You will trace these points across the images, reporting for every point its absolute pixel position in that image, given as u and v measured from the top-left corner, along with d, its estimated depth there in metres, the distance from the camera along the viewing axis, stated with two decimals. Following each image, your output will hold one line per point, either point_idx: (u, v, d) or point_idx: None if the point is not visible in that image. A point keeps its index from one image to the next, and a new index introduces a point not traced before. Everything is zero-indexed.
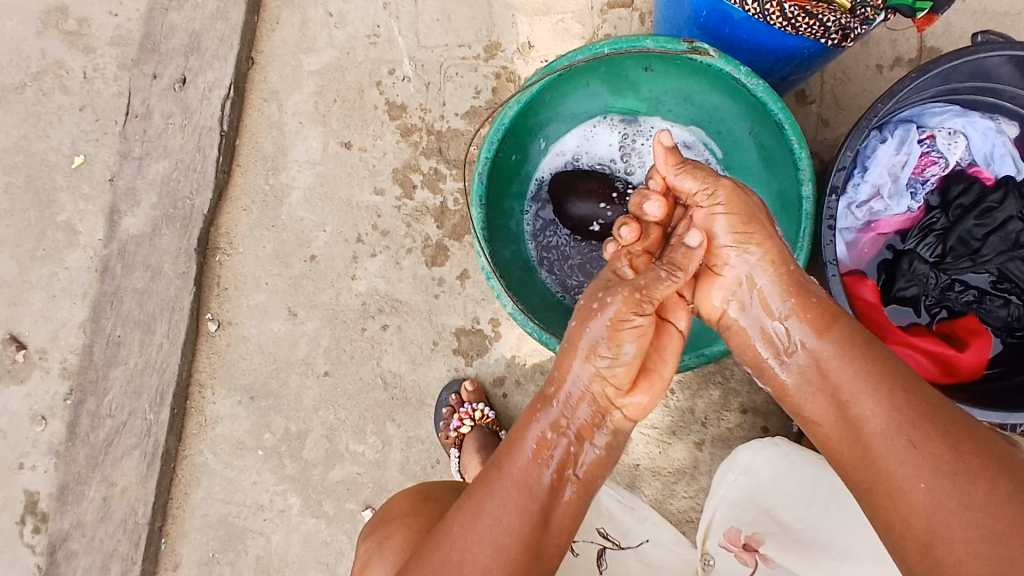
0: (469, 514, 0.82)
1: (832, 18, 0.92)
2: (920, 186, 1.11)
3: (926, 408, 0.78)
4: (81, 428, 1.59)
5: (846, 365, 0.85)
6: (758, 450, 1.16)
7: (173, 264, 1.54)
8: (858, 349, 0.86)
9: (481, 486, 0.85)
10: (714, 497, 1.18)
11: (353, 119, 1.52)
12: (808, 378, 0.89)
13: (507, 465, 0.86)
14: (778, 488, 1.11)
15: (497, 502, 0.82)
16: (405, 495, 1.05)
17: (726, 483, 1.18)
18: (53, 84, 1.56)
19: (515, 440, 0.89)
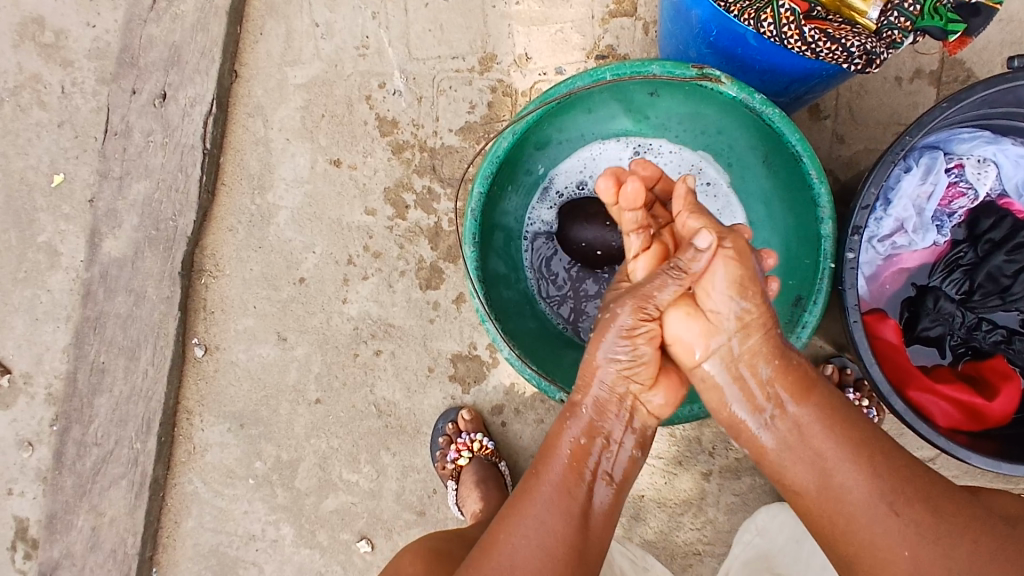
0: (513, 530, 0.84)
1: (855, 43, 0.85)
2: (947, 219, 1.06)
3: (903, 474, 0.81)
4: (67, 456, 1.51)
5: (828, 433, 0.84)
6: (775, 511, 1.19)
7: (156, 288, 1.47)
8: (839, 416, 0.84)
9: (521, 500, 0.87)
10: (732, 555, 1.22)
11: (342, 135, 1.45)
12: (790, 444, 0.85)
13: (544, 474, 0.88)
14: (792, 553, 1.13)
15: (540, 518, 0.84)
16: (414, 560, 1.00)
17: (743, 542, 1.21)
18: (31, 100, 1.49)
19: (547, 450, 0.90)
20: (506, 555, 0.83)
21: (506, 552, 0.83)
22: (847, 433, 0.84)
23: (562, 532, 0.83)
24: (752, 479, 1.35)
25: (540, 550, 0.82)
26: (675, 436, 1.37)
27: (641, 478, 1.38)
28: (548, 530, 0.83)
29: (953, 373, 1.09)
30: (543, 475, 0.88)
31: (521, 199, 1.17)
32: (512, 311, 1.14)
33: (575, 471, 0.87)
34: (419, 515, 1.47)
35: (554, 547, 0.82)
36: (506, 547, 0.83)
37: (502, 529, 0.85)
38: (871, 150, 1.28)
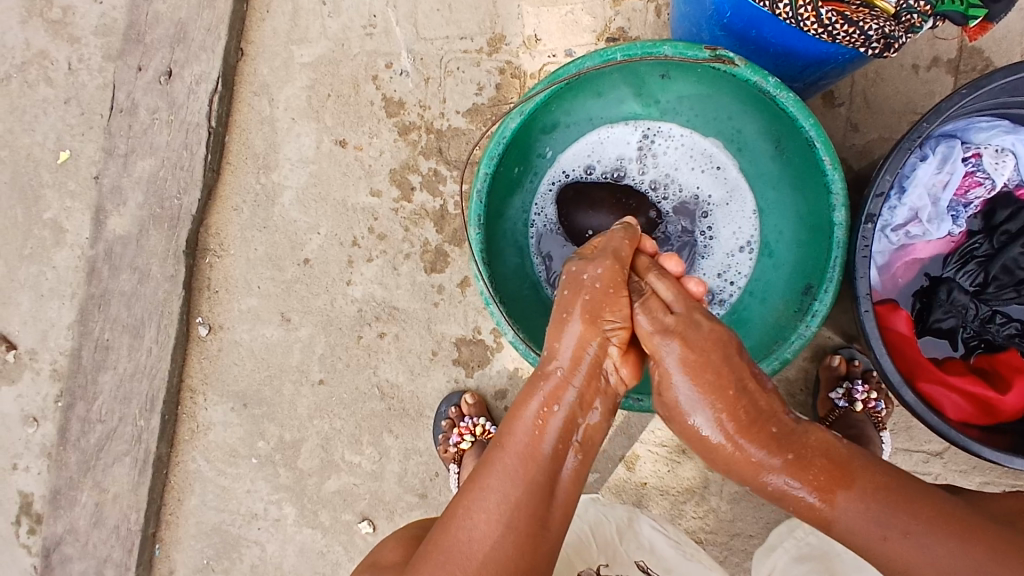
0: (476, 491, 0.82)
1: (874, 26, 0.83)
2: (963, 210, 1.05)
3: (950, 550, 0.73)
4: (71, 432, 1.51)
5: (864, 522, 0.76)
6: None
7: (161, 266, 1.47)
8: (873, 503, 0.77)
9: (488, 462, 0.84)
10: (782, 549, 1.14)
11: (348, 115, 1.43)
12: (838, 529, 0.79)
13: (509, 438, 0.84)
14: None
15: (500, 484, 0.82)
16: (394, 547, 1.02)
17: (800, 539, 1.13)
18: (38, 76, 1.48)
19: (519, 405, 0.86)
20: (466, 521, 0.81)
21: (467, 515, 0.81)
22: (888, 550, 0.75)
23: (519, 500, 0.80)
24: None
25: (501, 528, 0.79)
26: None
27: (644, 465, 1.37)
28: (510, 502, 0.80)
29: (966, 366, 1.08)
30: (507, 437, 0.85)
31: (528, 182, 1.16)
32: (515, 295, 1.14)
33: (538, 436, 0.83)
34: (421, 498, 1.47)
35: (510, 515, 0.80)
36: (468, 511, 0.81)
37: (468, 490, 0.83)
38: (885, 139, 1.26)
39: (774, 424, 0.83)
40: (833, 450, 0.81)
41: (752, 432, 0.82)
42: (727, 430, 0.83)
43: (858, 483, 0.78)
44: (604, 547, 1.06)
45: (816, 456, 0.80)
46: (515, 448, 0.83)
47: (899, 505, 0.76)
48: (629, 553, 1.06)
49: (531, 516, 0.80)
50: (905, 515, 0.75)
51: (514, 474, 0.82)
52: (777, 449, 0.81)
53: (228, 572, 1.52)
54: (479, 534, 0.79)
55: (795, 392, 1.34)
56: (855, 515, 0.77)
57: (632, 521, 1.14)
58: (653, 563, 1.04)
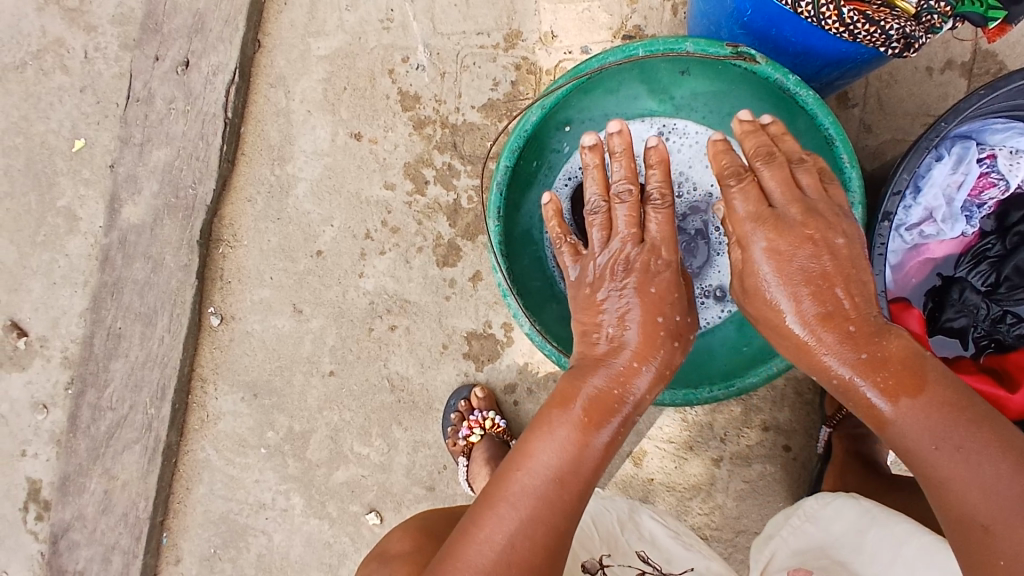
0: (506, 492, 0.78)
1: (895, 25, 0.84)
2: (976, 211, 1.06)
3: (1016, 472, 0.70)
4: (81, 419, 1.52)
5: (927, 427, 0.74)
6: (830, 499, 1.07)
7: (175, 256, 1.48)
8: (941, 410, 0.75)
9: (522, 456, 0.81)
10: (774, 540, 1.07)
11: (363, 108, 1.44)
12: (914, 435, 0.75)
13: (548, 430, 0.81)
14: (853, 543, 0.99)
15: (532, 486, 0.78)
16: (402, 536, 1.03)
17: (790, 528, 1.07)
18: (54, 64, 1.49)
19: (563, 395, 0.85)
20: (490, 521, 0.77)
21: (495, 516, 0.77)
22: (936, 463, 0.73)
23: (554, 499, 0.78)
24: (764, 467, 1.36)
25: (537, 511, 0.76)
26: (687, 421, 1.37)
27: (652, 461, 1.38)
28: (546, 488, 0.78)
29: (976, 365, 1.09)
30: (547, 432, 0.81)
31: (542, 178, 1.16)
32: (531, 290, 1.15)
33: (586, 430, 0.81)
34: (429, 491, 1.47)
35: (542, 515, 0.77)
36: (497, 510, 0.77)
37: (497, 486, 0.80)
38: (898, 140, 1.27)
39: (854, 322, 0.81)
40: (913, 358, 0.78)
41: (829, 331, 0.81)
42: (809, 332, 0.83)
43: (927, 393, 0.76)
44: (604, 538, 1.03)
45: (893, 360, 0.78)
46: (561, 433, 0.81)
47: (961, 423, 0.73)
48: (630, 545, 1.03)
49: (562, 520, 0.78)
50: (964, 433, 0.73)
51: (556, 460, 0.79)
52: (853, 347, 0.80)
53: (235, 561, 1.53)
54: (500, 539, 0.75)
55: (804, 391, 1.35)
56: (912, 424, 0.76)
57: (632, 512, 1.10)
58: (656, 555, 1.02)
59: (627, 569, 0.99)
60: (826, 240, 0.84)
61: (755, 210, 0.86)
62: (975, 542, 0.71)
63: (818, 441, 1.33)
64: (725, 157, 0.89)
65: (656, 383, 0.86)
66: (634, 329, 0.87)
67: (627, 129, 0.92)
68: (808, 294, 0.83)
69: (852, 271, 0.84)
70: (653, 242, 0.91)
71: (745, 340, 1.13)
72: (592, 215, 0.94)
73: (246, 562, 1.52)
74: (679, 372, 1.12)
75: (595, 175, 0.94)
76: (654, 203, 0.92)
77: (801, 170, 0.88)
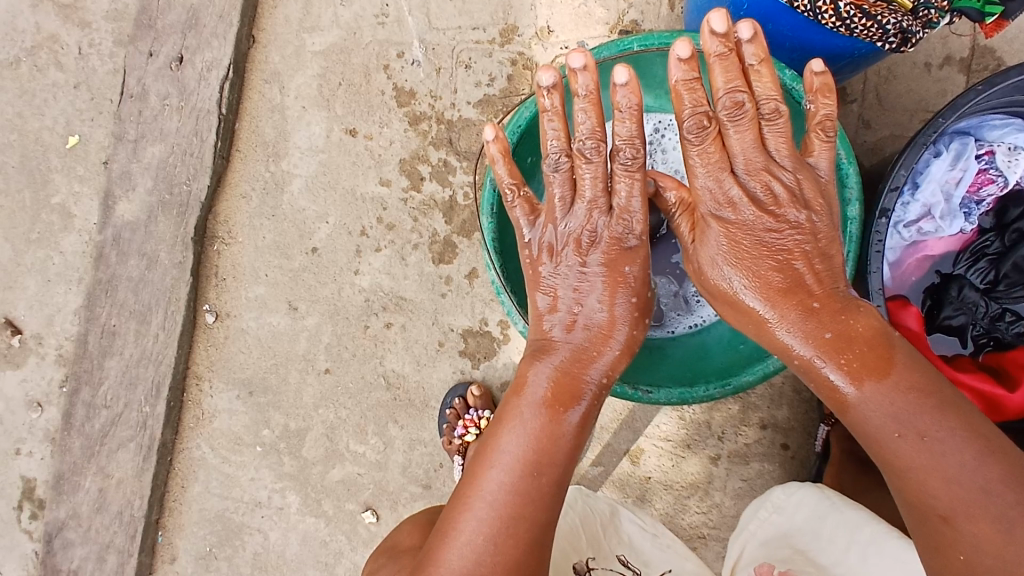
0: (478, 488, 0.78)
1: (892, 20, 0.83)
2: (975, 207, 1.06)
3: (971, 449, 0.70)
4: (76, 417, 1.51)
5: (883, 407, 0.74)
6: (794, 489, 1.02)
7: (169, 253, 1.47)
8: (898, 387, 0.74)
9: (490, 450, 0.80)
10: (744, 533, 1.05)
11: (359, 105, 1.43)
12: (872, 417, 0.75)
13: (513, 420, 0.81)
14: (815, 532, 0.98)
15: (503, 478, 0.77)
16: (412, 530, 1.03)
17: (758, 520, 1.04)
18: (48, 60, 1.48)
19: (523, 381, 0.85)
20: (466, 521, 0.76)
21: (470, 515, 0.76)
22: (898, 450, 0.73)
23: (530, 488, 0.77)
24: (761, 465, 1.35)
25: (510, 495, 0.76)
26: (684, 420, 1.37)
27: (648, 460, 1.38)
28: (513, 472, 0.78)
29: (975, 363, 1.08)
30: (514, 422, 0.81)
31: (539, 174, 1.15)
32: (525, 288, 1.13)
33: (554, 412, 0.81)
34: (425, 489, 1.47)
35: (518, 506, 0.76)
36: (472, 507, 0.77)
37: (469, 484, 0.79)
38: (896, 136, 1.26)
39: (815, 297, 0.83)
40: (880, 338, 0.78)
41: (792, 308, 0.83)
42: (771, 307, 0.84)
43: (894, 375, 0.75)
44: (589, 539, 1.02)
45: (860, 340, 0.78)
46: (525, 416, 0.81)
47: (927, 408, 0.72)
48: (610, 547, 1.03)
49: (541, 508, 0.77)
50: (930, 419, 0.72)
51: (523, 442, 0.79)
52: (819, 326, 0.81)
53: (230, 560, 1.52)
54: (482, 539, 0.74)
55: (801, 389, 1.34)
56: (875, 408, 0.75)
57: (612, 514, 1.07)
58: (633, 557, 1.03)
59: (610, 573, 1.00)
60: (786, 215, 0.85)
61: (712, 175, 0.86)
62: (934, 529, 0.71)
63: (816, 439, 1.32)
64: (688, 101, 0.85)
65: (621, 359, 0.88)
66: (597, 306, 0.89)
67: (593, 66, 0.85)
68: (767, 269, 0.85)
69: (813, 246, 0.85)
70: (623, 206, 0.89)
71: (742, 338, 1.11)
72: (553, 172, 0.90)
73: (242, 561, 1.52)
74: (677, 370, 1.12)
75: (556, 123, 0.88)
76: (624, 167, 0.88)
77: (773, 124, 0.85)
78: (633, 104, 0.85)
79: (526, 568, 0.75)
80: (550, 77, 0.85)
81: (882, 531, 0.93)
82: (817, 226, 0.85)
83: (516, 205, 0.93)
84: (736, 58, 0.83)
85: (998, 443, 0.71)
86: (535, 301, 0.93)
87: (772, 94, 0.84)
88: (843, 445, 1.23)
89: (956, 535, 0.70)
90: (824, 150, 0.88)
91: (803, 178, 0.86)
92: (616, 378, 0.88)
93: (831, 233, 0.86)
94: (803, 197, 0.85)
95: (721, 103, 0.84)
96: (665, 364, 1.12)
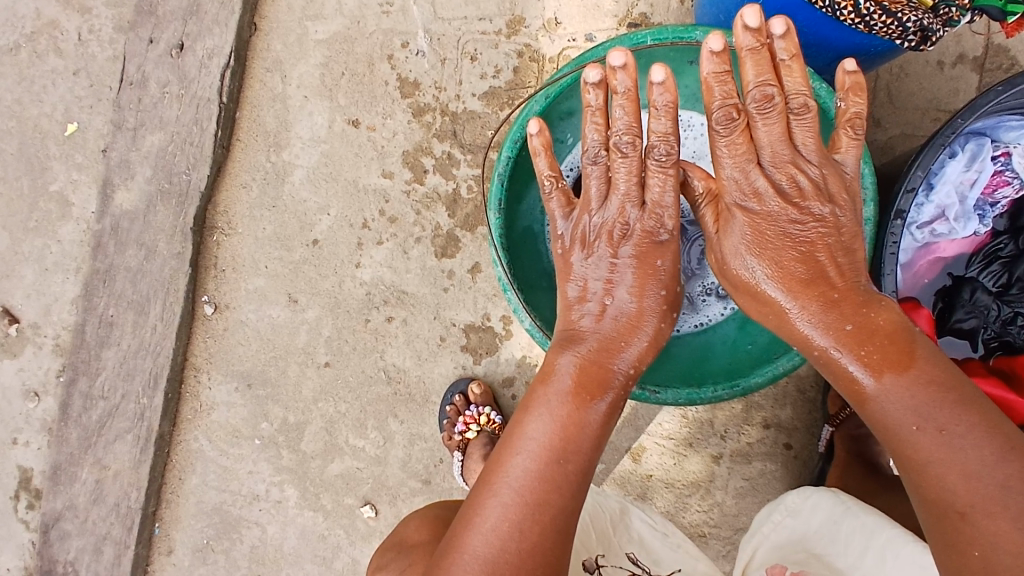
0: (503, 475, 0.75)
1: (913, 17, 0.82)
2: (989, 209, 1.05)
3: (993, 445, 0.68)
4: (73, 408, 1.50)
5: (905, 401, 0.73)
6: (810, 493, 1.03)
7: (168, 243, 1.45)
8: (918, 382, 0.73)
9: (514, 437, 0.79)
10: (756, 536, 1.05)
11: (362, 95, 1.41)
12: (895, 412, 0.73)
13: (538, 407, 0.80)
14: (829, 536, 0.97)
15: (529, 465, 0.75)
16: (419, 526, 1.01)
17: (771, 524, 1.04)
18: (46, 46, 1.45)
19: (548, 370, 0.84)
20: (492, 507, 0.74)
21: (496, 501, 0.74)
22: (916, 443, 0.71)
23: (557, 475, 0.75)
24: (763, 464, 1.34)
25: (534, 482, 0.74)
26: (687, 418, 1.36)
27: (650, 458, 1.37)
28: (539, 457, 0.76)
29: (985, 367, 1.07)
30: (540, 409, 0.79)
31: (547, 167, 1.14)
32: (534, 283, 1.12)
33: (580, 401, 0.80)
34: (424, 484, 1.46)
35: (545, 492, 0.74)
36: (497, 493, 0.74)
37: (493, 470, 0.77)
38: (907, 135, 1.24)
39: (836, 290, 0.82)
40: (901, 332, 0.77)
41: (813, 299, 0.82)
42: (792, 299, 0.83)
43: (914, 369, 0.74)
44: (599, 536, 1.01)
45: (881, 333, 0.77)
46: (551, 403, 0.80)
47: (947, 403, 0.71)
48: (620, 545, 1.01)
49: (567, 495, 0.75)
50: (950, 413, 0.70)
51: (550, 429, 0.78)
52: (840, 318, 0.80)
53: (228, 553, 1.51)
54: (507, 525, 0.72)
55: (805, 389, 1.33)
56: (894, 400, 0.74)
57: (622, 512, 1.07)
58: (643, 554, 1.01)
59: (619, 570, 0.97)
60: (810, 207, 0.83)
61: (739, 167, 0.85)
62: (950, 527, 0.68)
63: (819, 440, 1.31)
64: (718, 93, 0.83)
65: (647, 352, 0.86)
66: (627, 297, 0.87)
67: (633, 64, 0.81)
68: (790, 259, 0.84)
69: (836, 239, 0.84)
70: (655, 200, 0.87)
71: (749, 338, 1.11)
72: (591, 165, 0.88)
73: (239, 554, 1.51)
74: (681, 370, 1.10)
75: (598, 119, 0.86)
76: (658, 162, 0.86)
77: (800, 119, 0.83)
78: (668, 101, 0.82)
79: (552, 557, 0.72)
80: (597, 74, 0.82)
81: (899, 535, 0.91)
82: (841, 221, 0.84)
83: (553, 196, 0.91)
84: (767, 52, 0.81)
85: (1019, 441, 0.69)
86: (564, 291, 0.91)
87: (802, 88, 0.82)
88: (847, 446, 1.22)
89: (973, 533, 0.66)
90: (851, 147, 0.86)
91: (829, 173, 0.84)
92: (641, 370, 0.86)
93: (854, 229, 0.85)
94: (828, 190, 0.84)
95: (751, 95, 0.82)
96: (668, 363, 1.11)
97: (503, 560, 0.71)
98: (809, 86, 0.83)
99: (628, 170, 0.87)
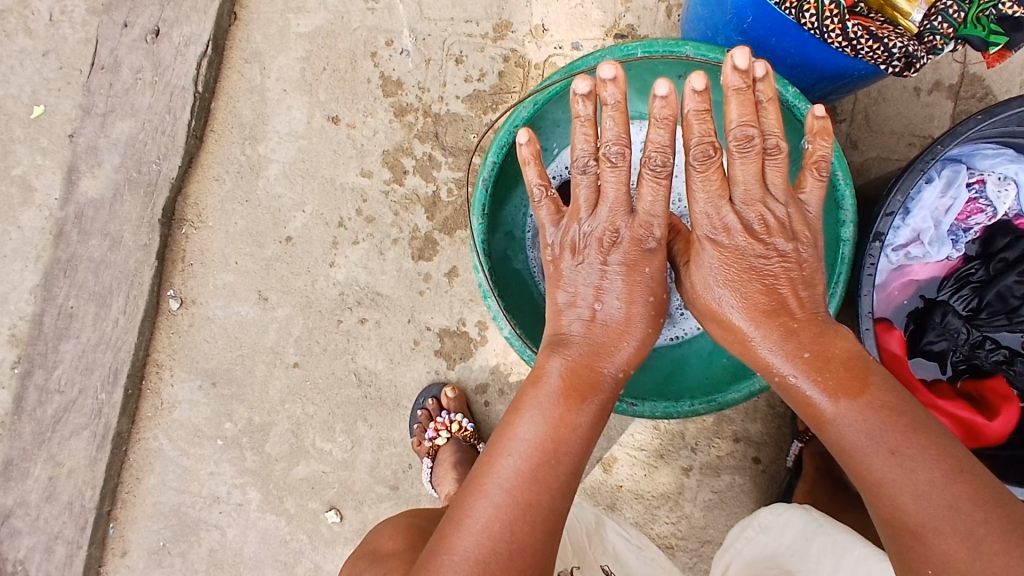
0: (492, 474, 0.74)
1: (898, 44, 0.85)
2: (962, 235, 1.08)
3: (945, 466, 0.68)
4: (27, 401, 1.43)
5: (861, 427, 0.72)
6: (782, 510, 1.04)
7: (134, 234, 1.40)
8: (876, 408, 0.72)
9: (503, 438, 0.77)
10: (729, 552, 1.07)
11: (343, 92, 1.39)
12: (852, 440, 0.73)
13: (529, 408, 0.78)
14: (800, 552, 0.98)
15: (519, 465, 0.74)
16: (393, 534, 0.98)
17: (744, 539, 1.06)
18: (16, 25, 1.39)
19: (536, 374, 0.83)
20: (482, 508, 0.71)
21: (486, 501, 0.72)
22: (870, 465, 0.71)
23: (548, 476, 0.73)
24: (732, 477, 1.35)
25: (525, 482, 0.73)
26: (659, 429, 1.36)
27: (621, 468, 1.37)
28: (529, 458, 0.74)
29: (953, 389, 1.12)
30: (529, 409, 0.78)
31: None
32: (513, 290, 1.12)
33: (570, 402, 0.79)
34: (392, 490, 1.43)
35: (536, 493, 0.72)
36: (488, 493, 0.72)
37: (482, 471, 0.75)
38: (882, 158, 1.27)
39: (794, 317, 0.82)
40: (856, 360, 0.77)
41: (774, 328, 0.82)
42: (754, 327, 0.83)
43: (868, 395, 0.74)
44: (576, 550, 0.99)
45: (836, 360, 0.77)
46: (541, 404, 0.79)
47: (899, 426, 0.71)
48: (595, 557, 1.00)
49: (557, 495, 0.73)
50: (901, 435, 0.70)
51: (539, 430, 0.76)
52: (798, 346, 0.80)
53: (184, 556, 1.46)
54: (499, 525, 0.70)
55: (776, 404, 1.35)
56: (849, 425, 0.73)
57: (597, 524, 1.08)
58: (618, 568, 0.99)
59: None
60: (775, 243, 0.84)
61: (711, 202, 0.84)
62: (905, 546, 0.69)
63: (788, 454, 1.33)
64: (697, 130, 0.82)
65: (633, 359, 0.86)
66: (616, 305, 0.86)
67: (624, 77, 0.82)
68: (754, 291, 0.84)
69: (799, 274, 0.84)
70: (646, 211, 0.86)
71: (721, 352, 1.11)
72: (580, 175, 0.87)
73: (197, 557, 1.46)
74: (656, 383, 1.10)
75: (587, 129, 0.85)
76: (652, 172, 0.85)
77: (773, 159, 0.84)
78: (668, 116, 0.82)
79: (541, 558, 0.70)
80: (586, 86, 0.81)
81: (868, 552, 0.91)
82: (803, 256, 0.85)
83: (542, 205, 0.90)
84: (751, 93, 0.82)
85: (967, 463, 0.69)
86: (554, 297, 0.90)
87: (776, 130, 0.83)
88: (816, 462, 1.24)
89: (926, 552, 0.67)
90: (815, 188, 0.87)
91: (794, 212, 0.85)
92: (631, 373, 0.86)
93: (815, 263, 0.86)
94: (792, 227, 0.84)
95: (732, 134, 0.82)
96: (644, 375, 1.10)
97: (492, 561, 0.68)
98: (782, 129, 0.84)
99: (616, 183, 0.86)
